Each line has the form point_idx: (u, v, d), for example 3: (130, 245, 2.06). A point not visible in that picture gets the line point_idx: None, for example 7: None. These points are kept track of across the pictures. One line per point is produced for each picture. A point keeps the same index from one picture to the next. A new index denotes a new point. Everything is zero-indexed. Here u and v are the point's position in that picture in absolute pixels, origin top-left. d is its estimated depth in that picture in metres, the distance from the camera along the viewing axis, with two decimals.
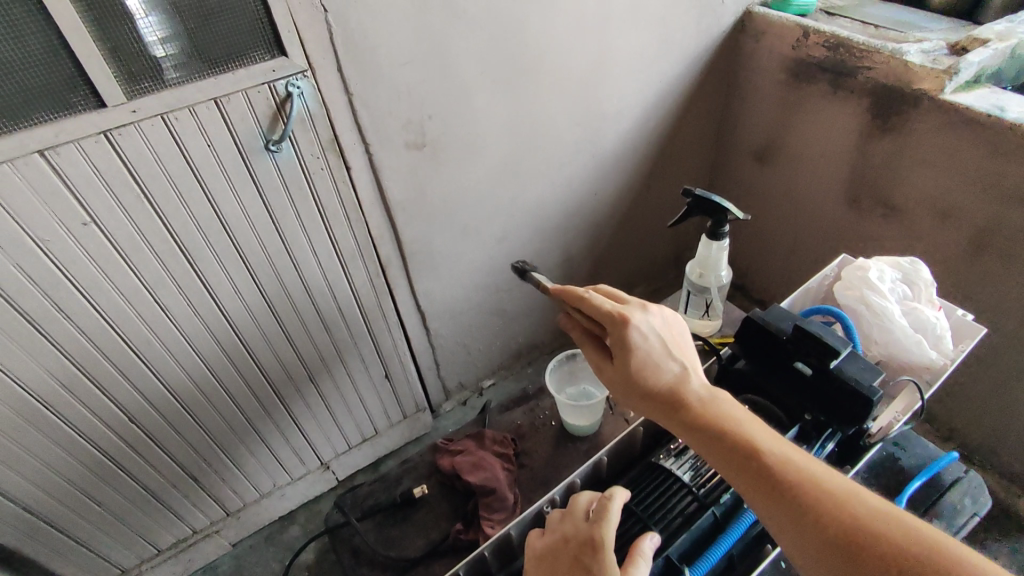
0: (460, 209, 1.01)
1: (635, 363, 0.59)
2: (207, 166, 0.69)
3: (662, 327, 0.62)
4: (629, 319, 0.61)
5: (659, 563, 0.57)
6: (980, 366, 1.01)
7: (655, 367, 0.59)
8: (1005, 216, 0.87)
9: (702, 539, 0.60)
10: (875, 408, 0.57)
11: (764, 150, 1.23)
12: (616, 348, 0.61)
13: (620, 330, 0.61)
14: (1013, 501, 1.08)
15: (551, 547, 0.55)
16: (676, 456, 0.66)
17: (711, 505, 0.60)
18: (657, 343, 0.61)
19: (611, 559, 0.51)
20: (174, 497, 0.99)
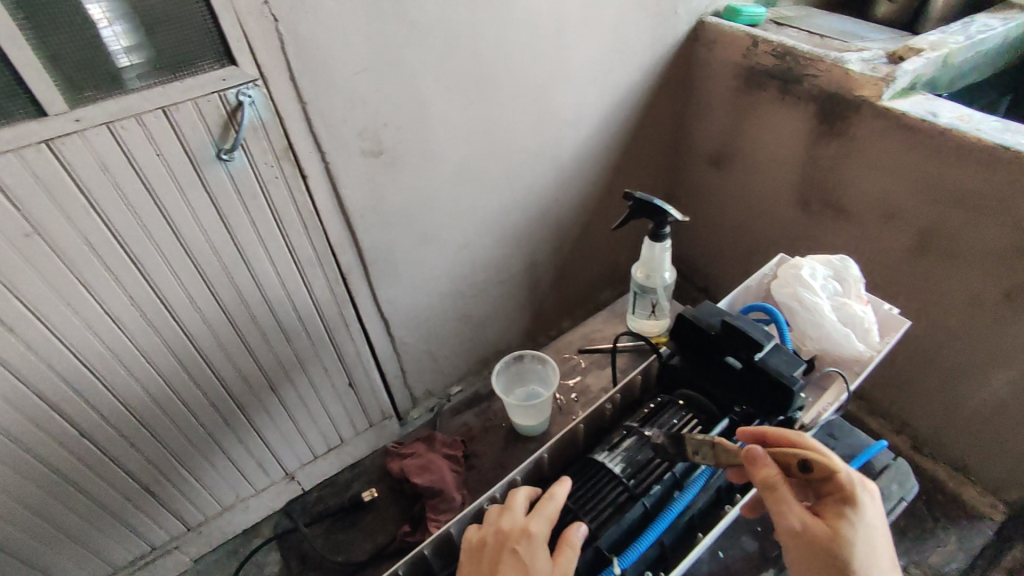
0: (420, 216, 1.02)
1: (861, 546, 0.50)
2: (157, 175, 0.69)
3: (880, 512, 0.54)
4: (867, 495, 0.52)
5: (589, 554, 0.57)
6: (927, 360, 1.05)
7: (875, 557, 0.50)
8: (943, 217, 0.91)
9: (632, 529, 0.60)
10: (797, 397, 0.58)
11: (721, 156, 1.26)
12: (842, 514, 0.51)
13: (856, 498, 0.51)
14: (960, 490, 1.12)
15: (485, 543, 0.55)
16: (610, 450, 0.66)
17: (641, 496, 0.60)
18: (880, 531, 0.52)
19: (544, 551, 0.52)
20: (131, 514, 0.98)
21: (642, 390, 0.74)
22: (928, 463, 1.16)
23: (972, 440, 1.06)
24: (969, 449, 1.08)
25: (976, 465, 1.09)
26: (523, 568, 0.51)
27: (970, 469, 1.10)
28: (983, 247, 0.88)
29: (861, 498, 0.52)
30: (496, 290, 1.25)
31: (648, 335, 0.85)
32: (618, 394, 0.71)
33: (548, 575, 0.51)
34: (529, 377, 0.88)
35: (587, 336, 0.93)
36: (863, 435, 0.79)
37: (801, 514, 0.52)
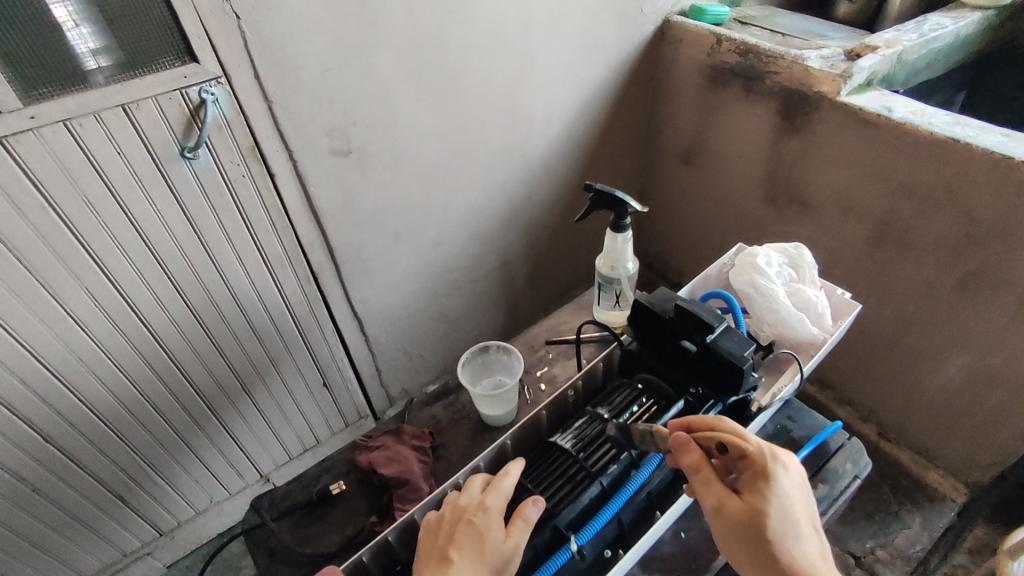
0: (391, 215, 1.02)
1: (776, 518, 0.51)
2: (119, 174, 0.68)
3: (801, 487, 0.55)
4: (779, 468, 0.53)
5: (547, 533, 0.57)
6: (890, 349, 1.08)
7: (793, 527, 0.52)
8: (899, 209, 0.94)
9: (589, 507, 0.59)
10: (747, 376, 0.59)
11: (689, 153, 1.28)
12: (756, 489, 0.53)
13: (767, 472, 0.53)
14: (923, 475, 1.16)
15: (442, 519, 0.55)
16: (566, 430, 0.66)
17: (598, 475, 0.60)
18: (800, 502, 0.53)
19: (498, 523, 0.53)
20: (100, 520, 0.96)
21: (606, 377, 0.74)
22: (894, 450, 1.19)
23: (934, 426, 1.10)
24: (932, 434, 1.11)
25: (938, 449, 1.12)
26: (477, 540, 0.51)
27: (933, 454, 1.14)
28: (936, 238, 0.91)
29: (774, 472, 0.53)
30: (471, 289, 1.26)
31: (614, 326, 0.87)
32: (580, 381, 0.71)
33: (501, 546, 0.52)
34: (495, 368, 0.87)
35: (553, 328, 0.94)
36: (819, 417, 0.81)
37: (719, 494, 0.54)
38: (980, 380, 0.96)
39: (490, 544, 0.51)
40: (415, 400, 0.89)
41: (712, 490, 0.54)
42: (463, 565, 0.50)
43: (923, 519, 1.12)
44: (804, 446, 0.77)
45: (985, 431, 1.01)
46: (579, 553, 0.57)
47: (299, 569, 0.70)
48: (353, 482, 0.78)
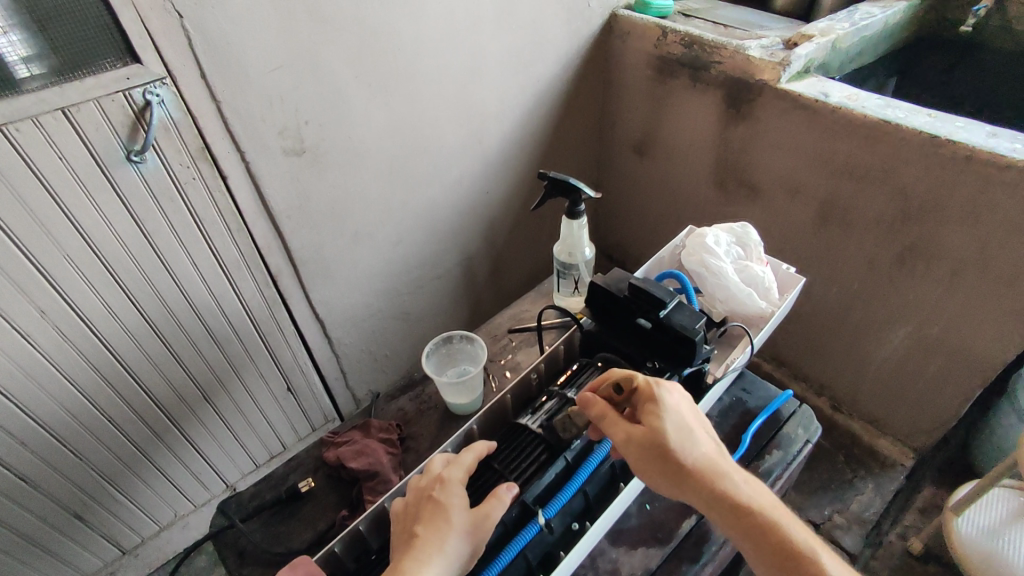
0: (350, 214, 1.01)
1: (671, 434, 0.54)
2: (62, 180, 0.66)
3: (690, 405, 0.58)
4: (662, 388, 0.56)
5: (516, 509, 0.57)
6: (838, 323, 1.13)
7: (690, 435, 0.55)
8: (841, 189, 0.98)
9: (556, 482, 0.60)
10: (699, 347, 0.61)
11: (642, 143, 1.31)
12: (650, 413, 0.55)
13: (654, 396, 0.56)
14: (874, 442, 1.22)
15: (407, 503, 0.56)
16: (535, 412, 0.67)
17: (563, 451, 0.61)
18: (691, 416, 0.56)
19: (461, 496, 0.54)
20: (58, 542, 0.94)
21: (568, 359, 0.75)
22: (847, 421, 1.25)
23: (881, 394, 1.15)
24: (879, 403, 1.17)
25: (887, 417, 1.18)
26: (440, 511, 0.52)
27: (882, 421, 1.19)
28: (875, 215, 0.96)
29: (660, 394, 0.56)
30: (433, 286, 1.25)
31: (575, 311, 0.90)
32: (543, 363, 0.72)
33: (464, 514, 0.53)
34: (459, 358, 0.88)
35: (515, 317, 0.96)
36: (772, 387, 0.84)
37: (624, 427, 0.55)
38: (922, 347, 1.02)
39: (454, 511, 0.52)
40: (381, 395, 0.89)
41: (618, 428, 0.56)
42: (430, 537, 0.51)
43: (876, 484, 1.17)
44: (759, 414, 0.80)
45: (929, 396, 1.07)
46: (548, 526, 0.58)
47: (270, 568, 0.69)
48: (321, 479, 0.78)
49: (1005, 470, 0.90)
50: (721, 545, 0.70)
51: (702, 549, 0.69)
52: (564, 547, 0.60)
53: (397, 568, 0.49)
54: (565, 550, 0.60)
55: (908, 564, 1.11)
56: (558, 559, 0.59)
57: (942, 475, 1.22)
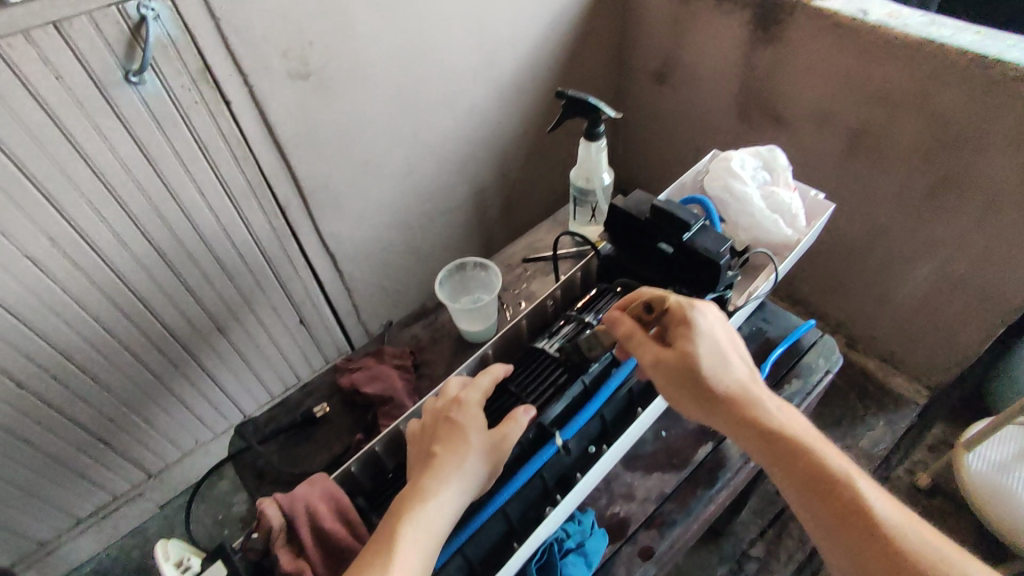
0: (359, 143, 0.97)
1: (701, 357, 0.53)
2: (60, 101, 0.64)
3: (726, 327, 0.56)
4: (697, 312, 0.55)
5: (532, 431, 0.57)
6: (859, 259, 1.11)
7: (722, 359, 0.54)
8: (872, 118, 0.93)
9: (573, 405, 0.60)
10: (723, 272, 0.60)
11: (662, 71, 1.23)
12: (681, 336, 0.54)
13: (688, 319, 0.55)
14: (889, 380, 1.21)
15: (425, 425, 0.56)
16: (552, 337, 0.66)
17: (580, 374, 0.61)
18: (726, 339, 0.55)
19: (478, 417, 0.54)
20: (85, 465, 0.97)
21: (584, 285, 0.74)
22: (862, 359, 1.24)
23: (899, 332, 1.14)
24: (896, 341, 1.16)
25: (903, 355, 1.17)
26: (457, 432, 0.53)
27: (898, 359, 1.18)
28: (907, 146, 0.91)
29: (694, 317, 0.55)
30: (445, 220, 1.23)
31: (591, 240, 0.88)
32: (559, 290, 0.71)
33: (481, 434, 0.53)
34: (472, 285, 0.87)
35: (530, 247, 0.94)
36: (793, 317, 0.82)
37: (653, 349, 0.55)
38: (946, 284, 0.99)
39: (471, 432, 0.52)
40: (394, 322, 0.88)
41: (646, 348, 0.56)
42: (448, 457, 0.51)
43: (887, 422, 1.18)
44: (780, 343, 0.79)
45: (949, 334, 1.05)
46: (565, 448, 0.58)
47: (288, 488, 0.71)
48: (336, 404, 0.78)
49: (1018, 411, 0.89)
50: (736, 471, 0.70)
51: (715, 474, 0.70)
52: (582, 470, 0.60)
53: (418, 486, 0.49)
54: (581, 472, 0.61)
55: (914, 497, 1.13)
56: (575, 480, 0.60)
57: (955, 412, 1.22)
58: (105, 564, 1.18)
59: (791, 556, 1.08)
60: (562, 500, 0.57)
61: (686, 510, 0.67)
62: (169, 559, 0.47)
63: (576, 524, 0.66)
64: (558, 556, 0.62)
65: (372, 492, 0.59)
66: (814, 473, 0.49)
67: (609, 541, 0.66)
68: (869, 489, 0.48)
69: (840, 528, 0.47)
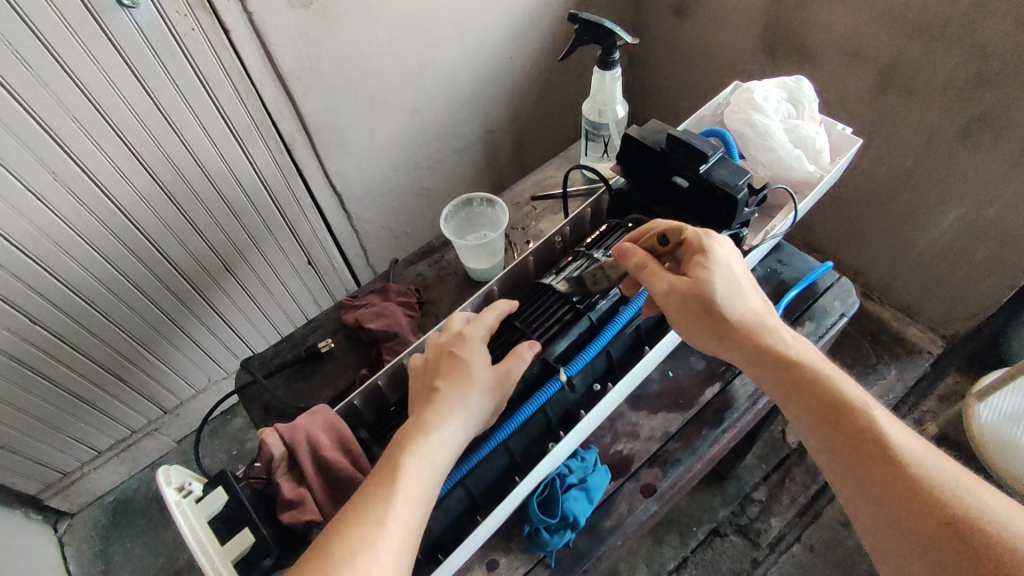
0: (364, 76, 0.93)
1: (717, 285, 0.52)
2: (51, 26, 0.61)
3: (739, 261, 0.55)
4: (712, 241, 0.54)
5: (537, 366, 0.57)
6: (881, 204, 1.07)
7: (737, 289, 0.53)
8: (907, 52, 0.87)
9: (580, 341, 0.60)
10: (740, 209, 0.58)
11: (682, 2, 1.16)
12: (697, 264, 0.53)
13: (703, 248, 0.53)
14: (903, 329, 1.19)
15: (428, 359, 0.56)
16: (559, 272, 0.64)
17: (587, 311, 0.60)
18: (740, 271, 0.54)
19: (482, 351, 0.54)
20: (103, 400, 1.00)
21: (594, 223, 0.72)
22: (876, 307, 1.22)
23: (918, 281, 1.11)
24: (914, 290, 1.13)
25: (919, 304, 1.15)
26: (461, 364, 0.52)
27: (914, 309, 1.16)
28: (943, 82, 0.86)
29: (710, 247, 0.54)
30: (453, 161, 1.20)
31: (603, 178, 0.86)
32: (568, 227, 0.69)
33: (485, 366, 0.53)
34: (479, 224, 0.86)
35: (539, 186, 0.92)
36: (811, 259, 0.80)
37: (666, 278, 0.54)
38: (972, 230, 0.96)
39: (475, 366, 0.52)
40: (399, 260, 0.87)
41: (659, 278, 0.54)
42: (452, 390, 0.51)
43: (898, 369, 1.17)
44: (795, 285, 0.77)
45: (970, 283, 1.02)
46: (570, 384, 0.58)
47: (294, 421, 0.72)
48: (342, 341, 0.79)
49: None
50: (743, 413, 0.70)
51: (722, 415, 0.69)
52: (586, 407, 0.60)
53: (421, 418, 0.49)
54: (585, 409, 0.61)
55: None
56: (579, 417, 0.60)
57: (970, 363, 1.20)
58: (128, 493, 1.23)
59: (794, 499, 1.10)
60: (564, 435, 0.57)
61: (690, 450, 0.68)
62: (170, 483, 0.48)
63: (579, 461, 0.66)
64: (560, 492, 0.63)
65: (374, 425, 0.60)
66: (832, 405, 0.48)
67: (611, 478, 0.67)
68: (888, 421, 0.47)
69: (853, 455, 0.46)
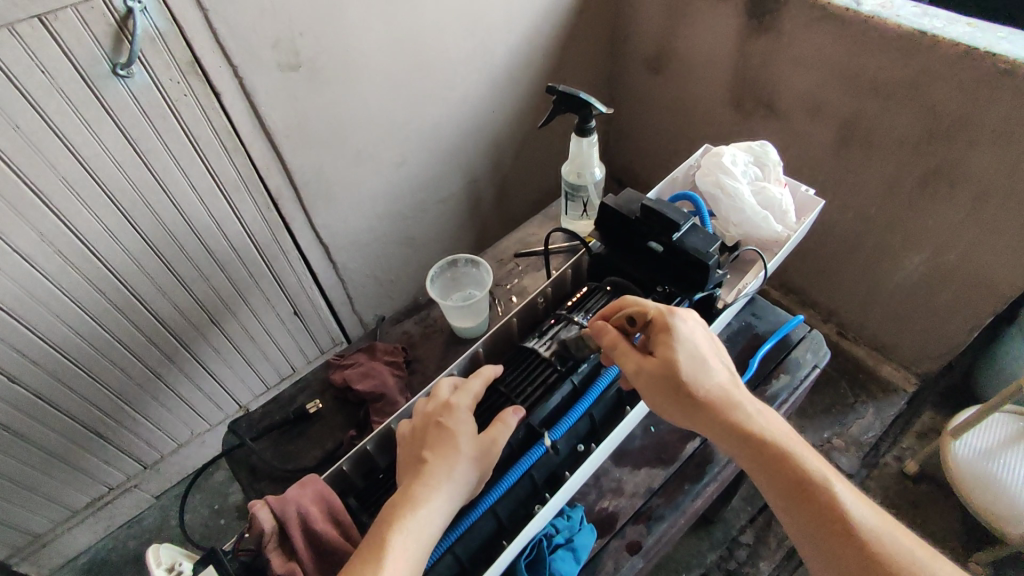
0: (350, 133, 0.96)
1: (683, 362, 0.54)
2: (47, 96, 0.63)
3: (705, 333, 0.57)
4: (676, 319, 0.56)
5: (522, 431, 0.58)
6: (850, 248, 1.11)
7: (703, 364, 0.55)
8: (866, 108, 0.93)
9: (562, 406, 0.61)
10: (713, 273, 0.61)
11: (656, 58, 1.21)
12: (663, 344, 0.55)
13: (667, 326, 0.55)
14: (878, 368, 1.22)
15: (415, 428, 0.57)
16: (542, 335, 0.66)
17: (570, 375, 0.61)
18: (706, 344, 0.56)
19: (469, 421, 0.55)
20: (81, 457, 0.98)
21: (575, 282, 0.74)
22: (851, 347, 1.25)
23: (890, 322, 1.15)
24: (886, 331, 1.17)
25: (892, 345, 1.18)
26: (447, 435, 0.53)
27: (887, 349, 1.20)
28: (899, 136, 0.91)
29: (675, 325, 0.56)
30: (437, 210, 1.22)
31: (583, 235, 0.89)
32: (551, 288, 0.71)
33: (471, 437, 0.54)
34: (464, 281, 0.88)
35: (522, 241, 0.94)
36: (783, 311, 0.83)
37: (634, 359, 0.56)
38: (936, 274, 1.00)
39: (461, 437, 0.53)
40: (386, 317, 0.89)
41: (628, 358, 0.57)
42: (438, 462, 0.52)
43: (875, 408, 1.20)
44: (769, 338, 0.80)
45: (939, 324, 1.06)
46: (555, 448, 0.59)
47: (282, 483, 0.72)
48: (329, 400, 0.79)
49: (1010, 394, 0.91)
50: (724, 465, 0.71)
51: (704, 469, 0.71)
52: (570, 468, 0.61)
53: (408, 493, 0.50)
54: (570, 471, 0.62)
55: (901, 483, 1.15)
56: (564, 479, 0.61)
57: (944, 400, 1.24)
58: (103, 553, 1.19)
59: (781, 542, 1.10)
60: (550, 498, 0.58)
61: (673, 505, 0.69)
62: (161, 564, 0.47)
63: (565, 520, 0.67)
64: (547, 552, 0.63)
65: (362, 491, 0.60)
66: (796, 474, 0.50)
67: (598, 535, 0.68)
68: (847, 493, 0.49)
69: (817, 527, 0.48)
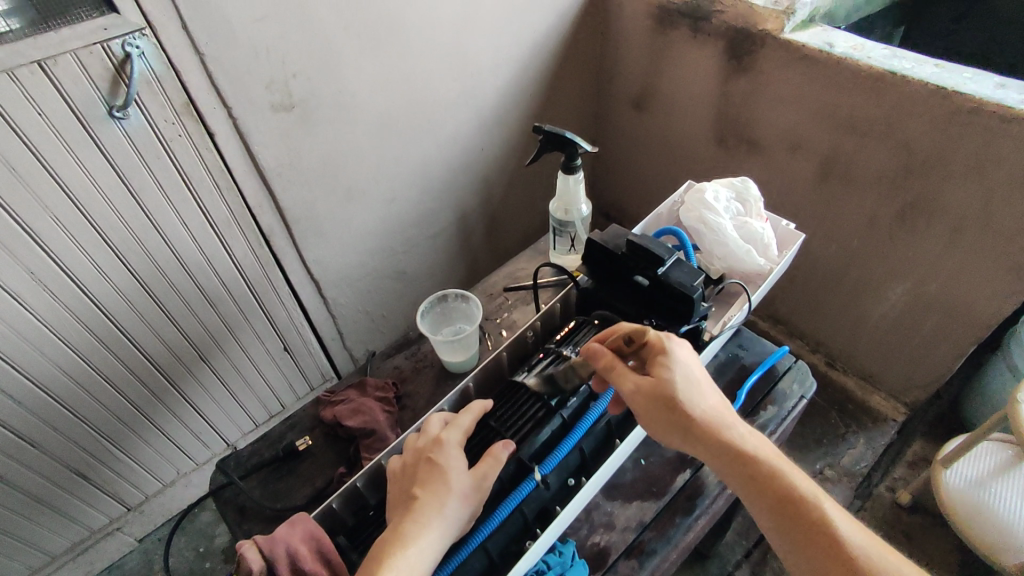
0: (342, 171, 0.98)
1: (679, 383, 0.54)
2: (42, 136, 0.64)
3: (698, 360, 0.58)
4: (673, 342, 0.57)
5: (512, 466, 0.58)
6: (834, 280, 1.13)
7: (697, 386, 0.55)
8: (843, 145, 0.96)
9: (552, 439, 0.61)
10: (698, 306, 0.62)
11: (641, 97, 1.25)
12: (660, 364, 0.55)
13: (665, 349, 0.56)
14: (868, 398, 1.23)
15: (405, 464, 0.56)
16: (532, 368, 0.67)
17: (559, 408, 0.62)
18: (698, 369, 0.57)
19: (459, 456, 0.55)
20: (62, 499, 0.96)
21: (564, 316, 0.75)
22: (840, 377, 1.26)
23: (876, 351, 1.16)
24: (873, 361, 1.19)
25: (880, 374, 1.19)
26: (438, 470, 0.53)
27: (875, 378, 1.21)
28: (876, 170, 0.94)
29: (671, 348, 0.56)
30: (428, 245, 1.24)
31: (571, 269, 0.91)
32: (540, 321, 0.72)
33: (461, 472, 0.54)
34: (454, 316, 0.89)
35: (511, 275, 0.96)
36: (769, 343, 0.84)
37: (631, 377, 0.56)
38: (919, 304, 1.02)
39: (452, 472, 0.53)
40: (376, 353, 0.89)
41: (625, 377, 0.56)
42: (429, 498, 0.51)
43: (867, 440, 1.18)
44: (755, 369, 0.81)
45: (924, 353, 1.07)
46: (544, 481, 0.59)
47: (270, 523, 0.71)
48: (320, 437, 0.79)
49: (995, 422, 0.92)
50: (715, 497, 0.71)
51: (694, 502, 0.71)
52: (561, 502, 0.61)
53: (399, 530, 0.50)
54: (561, 505, 0.62)
55: (895, 514, 1.15)
56: (555, 513, 0.61)
57: (933, 429, 1.24)
58: None
59: None
60: (541, 534, 0.58)
61: (665, 538, 0.68)
62: None
63: (557, 555, 0.65)
64: None
65: (352, 529, 0.59)
66: (789, 496, 0.50)
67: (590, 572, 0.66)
68: (838, 514, 0.49)
69: (813, 548, 0.48)
